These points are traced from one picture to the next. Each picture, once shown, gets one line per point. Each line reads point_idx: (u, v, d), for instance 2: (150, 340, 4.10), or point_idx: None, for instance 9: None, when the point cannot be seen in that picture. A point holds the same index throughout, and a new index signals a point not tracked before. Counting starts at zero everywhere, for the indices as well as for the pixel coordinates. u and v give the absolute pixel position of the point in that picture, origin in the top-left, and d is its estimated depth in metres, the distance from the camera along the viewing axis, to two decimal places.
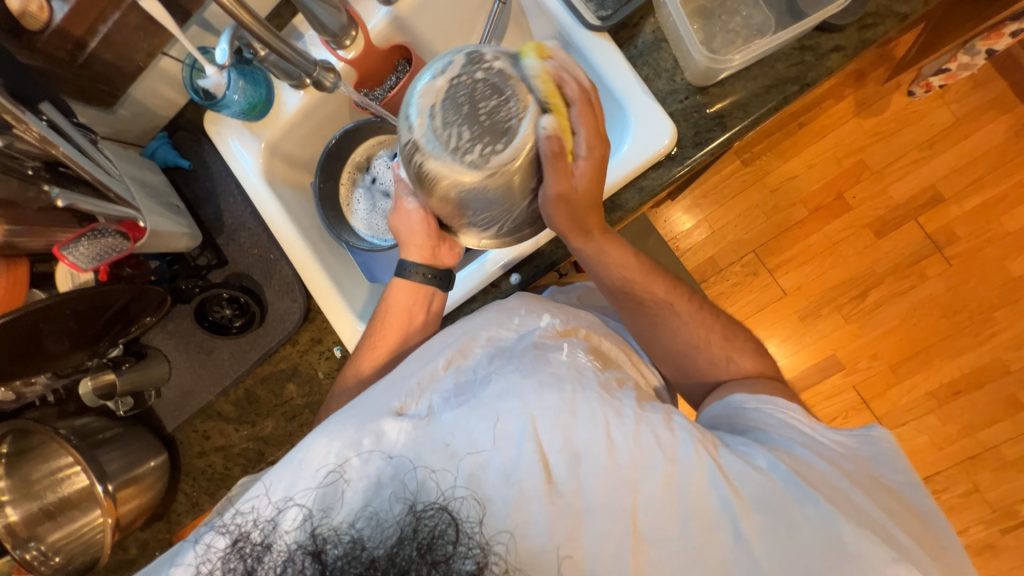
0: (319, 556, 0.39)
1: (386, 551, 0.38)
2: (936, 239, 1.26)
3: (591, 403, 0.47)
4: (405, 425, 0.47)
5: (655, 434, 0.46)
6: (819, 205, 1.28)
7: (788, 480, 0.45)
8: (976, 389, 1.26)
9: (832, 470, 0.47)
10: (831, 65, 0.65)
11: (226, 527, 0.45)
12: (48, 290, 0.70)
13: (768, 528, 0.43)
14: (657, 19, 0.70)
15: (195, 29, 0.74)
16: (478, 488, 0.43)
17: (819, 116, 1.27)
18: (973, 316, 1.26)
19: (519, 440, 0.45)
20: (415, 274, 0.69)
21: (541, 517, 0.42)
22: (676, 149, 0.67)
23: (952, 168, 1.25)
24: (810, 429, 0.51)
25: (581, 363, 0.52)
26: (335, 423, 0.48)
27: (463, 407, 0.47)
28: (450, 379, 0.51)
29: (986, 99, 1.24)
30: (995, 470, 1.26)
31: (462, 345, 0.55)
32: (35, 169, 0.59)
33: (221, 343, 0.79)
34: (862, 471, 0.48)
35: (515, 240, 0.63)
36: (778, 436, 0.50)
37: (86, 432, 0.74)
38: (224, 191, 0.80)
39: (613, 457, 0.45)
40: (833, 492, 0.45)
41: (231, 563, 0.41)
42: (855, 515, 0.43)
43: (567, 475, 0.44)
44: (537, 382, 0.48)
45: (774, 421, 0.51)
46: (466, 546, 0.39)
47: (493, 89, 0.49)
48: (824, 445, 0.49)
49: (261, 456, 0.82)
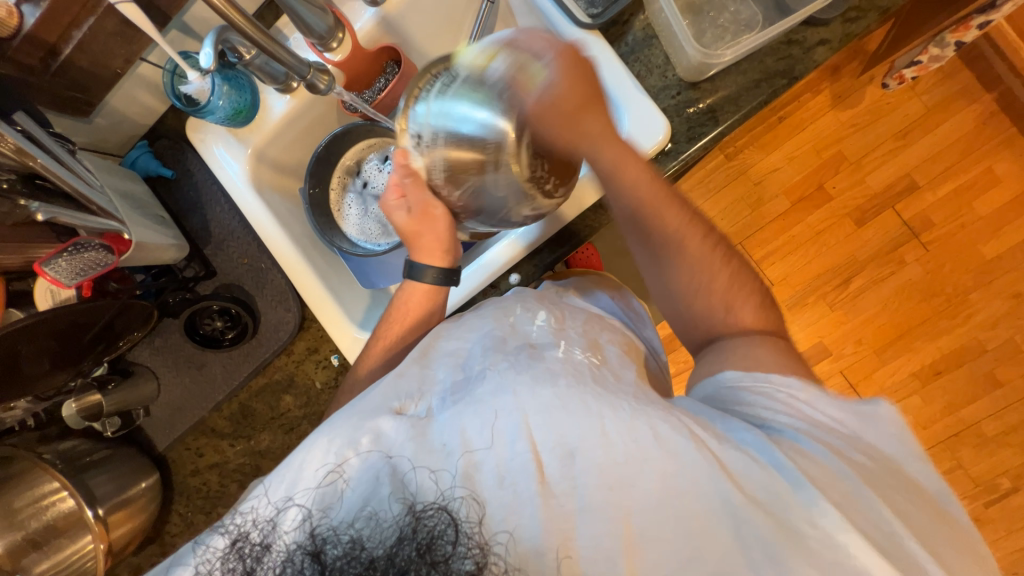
0: (319, 556, 0.38)
1: (386, 551, 0.38)
2: (912, 225, 1.30)
3: (588, 400, 0.47)
4: (402, 423, 0.46)
5: (654, 430, 0.45)
6: (801, 196, 1.32)
7: (792, 478, 0.43)
8: (956, 368, 1.31)
9: (838, 464, 0.45)
10: (817, 58, 0.67)
11: (226, 527, 0.44)
12: (27, 309, 0.67)
13: (768, 530, 0.42)
14: (647, 16, 0.70)
15: (175, 34, 0.71)
16: (476, 488, 0.42)
17: (798, 110, 1.30)
18: (950, 298, 1.30)
19: (514, 440, 0.44)
20: (427, 276, 0.67)
21: (536, 516, 0.41)
22: (670, 145, 0.68)
23: (927, 156, 1.29)
24: (809, 408, 0.49)
25: (577, 358, 0.53)
26: (335, 422, 0.47)
27: (459, 404, 0.47)
28: (447, 378, 0.51)
29: (955, 89, 1.28)
30: (976, 445, 1.31)
31: (456, 350, 0.55)
32: (9, 183, 0.56)
33: (211, 357, 0.76)
34: (869, 456, 0.47)
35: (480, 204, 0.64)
36: (781, 425, 0.48)
37: (71, 455, 0.71)
38: (210, 199, 0.78)
39: (608, 453, 0.44)
40: (837, 491, 0.43)
41: (231, 563, 0.41)
42: (846, 510, 0.42)
43: (561, 472, 0.44)
44: (531, 378, 0.48)
45: (775, 404, 0.49)
46: (466, 547, 0.39)
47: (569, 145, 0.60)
48: (824, 428, 0.48)
49: (257, 471, 0.80)
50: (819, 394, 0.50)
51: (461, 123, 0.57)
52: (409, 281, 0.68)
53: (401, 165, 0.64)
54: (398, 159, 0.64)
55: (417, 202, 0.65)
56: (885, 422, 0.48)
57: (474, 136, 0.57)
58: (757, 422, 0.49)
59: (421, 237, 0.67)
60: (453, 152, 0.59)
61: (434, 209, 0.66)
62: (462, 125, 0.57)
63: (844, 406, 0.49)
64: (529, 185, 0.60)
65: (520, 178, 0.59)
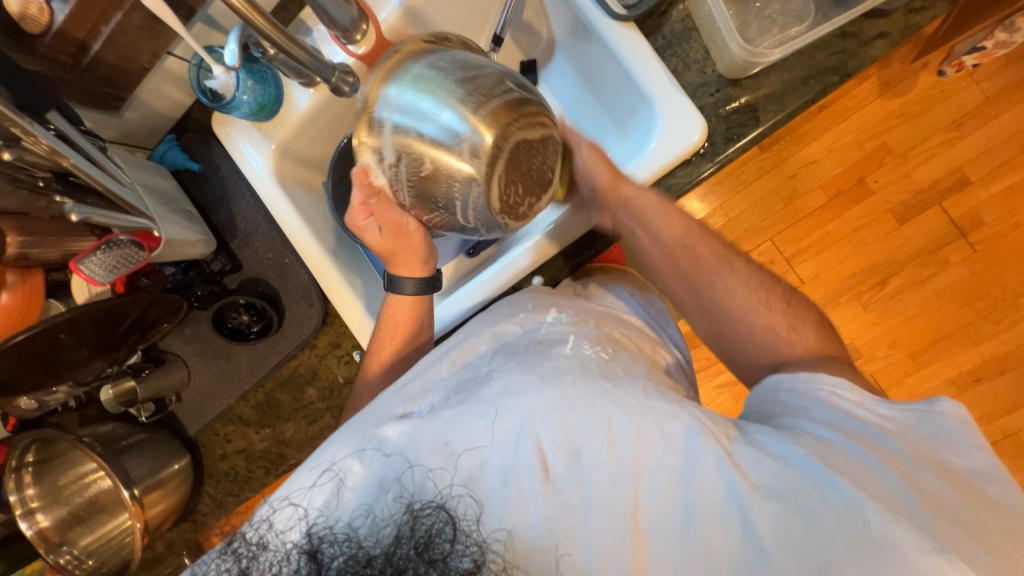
0: (315, 556, 0.37)
1: (383, 550, 0.36)
2: (961, 224, 1.22)
3: (593, 396, 0.46)
4: (406, 426, 0.46)
5: (661, 426, 0.44)
6: (839, 190, 1.25)
7: (810, 469, 0.41)
8: (997, 376, 1.24)
9: (866, 453, 0.42)
10: (874, 54, 0.62)
11: (229, 534, 0.44)
12: (65, 300, 0.69)
13: (780, 519, 0.40)
14: (686, 6, 0.66)
15: (200, 27, 0.71)
16: (476, 488, 0.42)
17: (842, 97, 1.22)
18: (997, 302, 1.23)
19: (519, 438, 0.44)
20: (407, 288, 0.67)
21: (538, 512, 0.41)
22: (705, 146, 0.64)
23: (982, 150, 1.20)
24: (853, 407, 0.47)
25: (586, 355, 0.51)
26: (345, 430, 0.48)
27: (463, 405, 0.46)
28: (453, 377, 0.51)
29: (1021, 76, 1.18)
30: (1013, 456, 1.25)
31: (466, 347, 0.54)
32: (45, 180, 0.57)
33: (238, 349, 0.78)
34: (911, 448, 0.43)
35: (438, 225, 0.57)
36: (803, 419, 0.46)
37: (109, 438, 0.74)
38: (236, 193, 0.78)
39: (614, 451, 0.43)
40: (862, 475, 0.41)
41: (226, 563, 0.40)
42: (879, 494, 0.39)
43: (566, 471, 0.43)
44: (537, 377, 0.47)
45: (808, 402, 0.48)
46: (464, 544, 0.38)
47: (549, 163, 0.54)
48: (862, 423, 0.45)
49: (282, 458, 0.83)
50: (862, 394, 0.47)
51: (429, 129, 0.50)
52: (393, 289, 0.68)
53: (363, 179, 0.56)
54: (359, 176, 0.56)
55: (388, 221, 0.62)
56: (945, 417, 0.45)
57: (442, 142, 0.49)
58: (779, 420, 0.48)
59: (418, 242, 0.66)
60: (416, 161, 0.52)
61: (406, 226, 0.63)
62: (429, 132, 0.50)
63: (892, 403, 0.47)
64: (502, 218, 0.53)
65: (491, 211, 0.52)
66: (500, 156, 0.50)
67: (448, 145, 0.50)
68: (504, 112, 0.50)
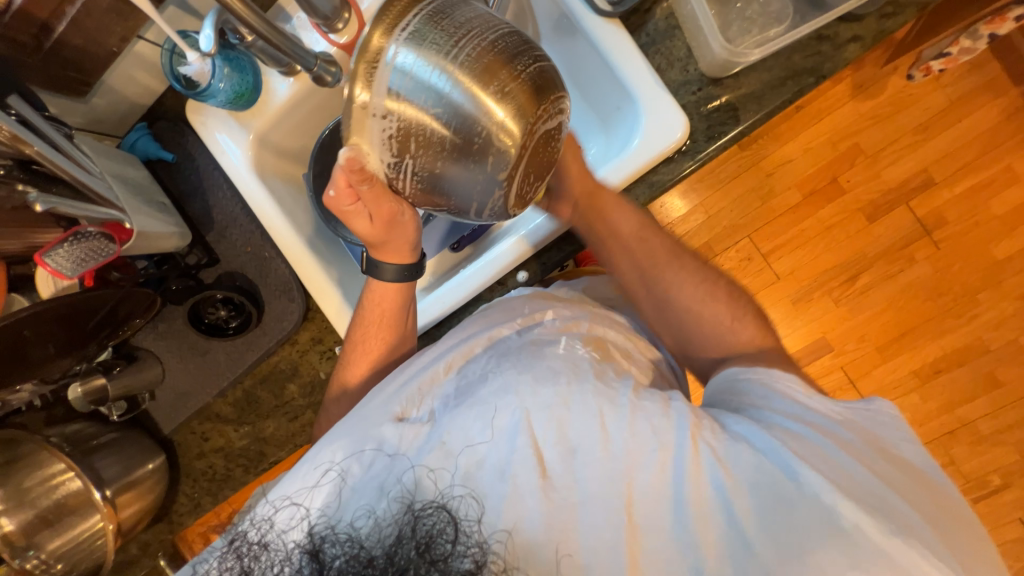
0: (318, 556, 0.37)
1: (385, 550, 0.36)
2: (926, 223, 1.28)
3: (586, 394, 0.45)
4: (407, 431, 0.46)
5: (651, 424, 0.44)
6: (814, 189, 1.29)
7: (780, 460, 0.42)
8: (958, 367, 1.31)
9: (830, 444, 0.43)
10: (848, 56, 0.64)
11: (228, 530, 0.44)
12: (28, 295, 0.66)
13: (764, 515, 0.40)
14: (669, 5, 0.67)
15: (173, 10, 0.68)
16: (475, 486, 0.42)
17: (816, 99, 1.26)
18: (958, 298, 1.29)
19: (514, 435, 0.44)
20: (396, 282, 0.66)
21: (536, 508, 0.41)
22: (687, 143, 0.66)
23: (947, 151, 1.25)
24: (808, 390, 0.47)
25: (578, 354, 0.50)
26: (343, 427, 0.48)
27: (461, 407, 0.46)
28: (451, 384, 0.50)
29: (982, 81, 1.24)
30: (971, 444, 1.33)
31: (463, 349, 0.53)
32: (6, 169, 0.55)
33: (216, 344, 0.76)
34: (866, 439, 0.44)
35: (433, 194, 0.51)
36: (772, 411, 0.46)
37: (78, 439, 0.71)
38: (212, 185, 0.76)
39: (607, 448, 0.43)
40: (828, 465, 0.41)
41: (228, 562, 0.39)
42: (838, 481, 0.40)
43: (562, 468, 0.43)
44: (532, 377, 0.46)
45: (769, 390, 0.47)
46: (466, 545, 0.38)
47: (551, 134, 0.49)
48: (817, 413, 0.45)
49: (262, 456, 0.81)
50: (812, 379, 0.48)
51: (444, 104, 0.45)
52: (373, 281, 0.66)
53: (351, 166, 0.51)
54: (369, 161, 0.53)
55: (380, 210, 0.58)
56: (880, 413, 0.47)
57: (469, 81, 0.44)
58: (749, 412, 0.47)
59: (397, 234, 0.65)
60: (414, 118, 0.46)
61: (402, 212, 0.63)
62: (438, 100, 0.45)
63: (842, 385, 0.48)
64: (510, 202, 0.51)
65: (504, 198, 0.50)
66: (523, 154, 0.48)
67: (458, 117, 0.45)
68: (531, 99, 0.46)
